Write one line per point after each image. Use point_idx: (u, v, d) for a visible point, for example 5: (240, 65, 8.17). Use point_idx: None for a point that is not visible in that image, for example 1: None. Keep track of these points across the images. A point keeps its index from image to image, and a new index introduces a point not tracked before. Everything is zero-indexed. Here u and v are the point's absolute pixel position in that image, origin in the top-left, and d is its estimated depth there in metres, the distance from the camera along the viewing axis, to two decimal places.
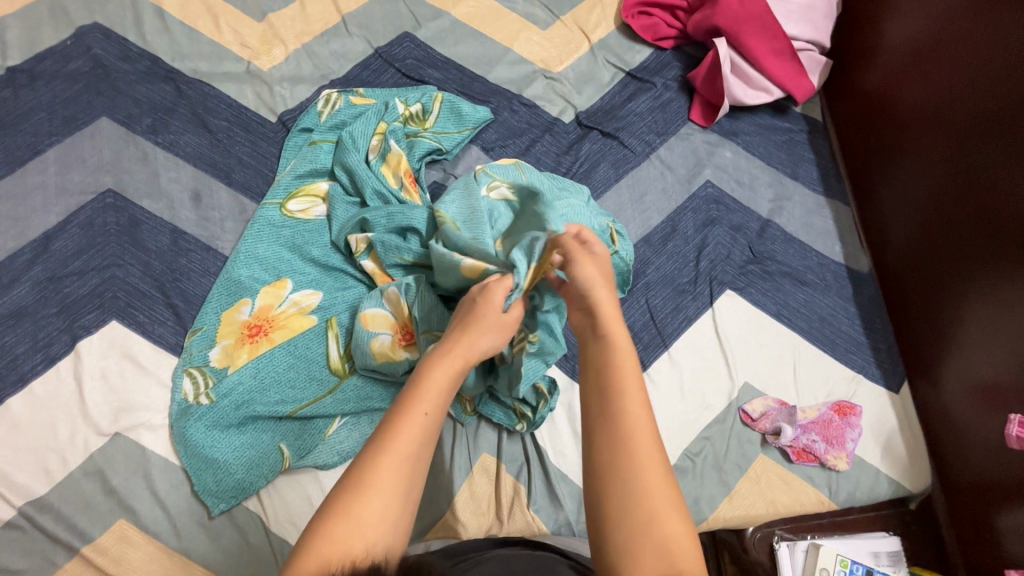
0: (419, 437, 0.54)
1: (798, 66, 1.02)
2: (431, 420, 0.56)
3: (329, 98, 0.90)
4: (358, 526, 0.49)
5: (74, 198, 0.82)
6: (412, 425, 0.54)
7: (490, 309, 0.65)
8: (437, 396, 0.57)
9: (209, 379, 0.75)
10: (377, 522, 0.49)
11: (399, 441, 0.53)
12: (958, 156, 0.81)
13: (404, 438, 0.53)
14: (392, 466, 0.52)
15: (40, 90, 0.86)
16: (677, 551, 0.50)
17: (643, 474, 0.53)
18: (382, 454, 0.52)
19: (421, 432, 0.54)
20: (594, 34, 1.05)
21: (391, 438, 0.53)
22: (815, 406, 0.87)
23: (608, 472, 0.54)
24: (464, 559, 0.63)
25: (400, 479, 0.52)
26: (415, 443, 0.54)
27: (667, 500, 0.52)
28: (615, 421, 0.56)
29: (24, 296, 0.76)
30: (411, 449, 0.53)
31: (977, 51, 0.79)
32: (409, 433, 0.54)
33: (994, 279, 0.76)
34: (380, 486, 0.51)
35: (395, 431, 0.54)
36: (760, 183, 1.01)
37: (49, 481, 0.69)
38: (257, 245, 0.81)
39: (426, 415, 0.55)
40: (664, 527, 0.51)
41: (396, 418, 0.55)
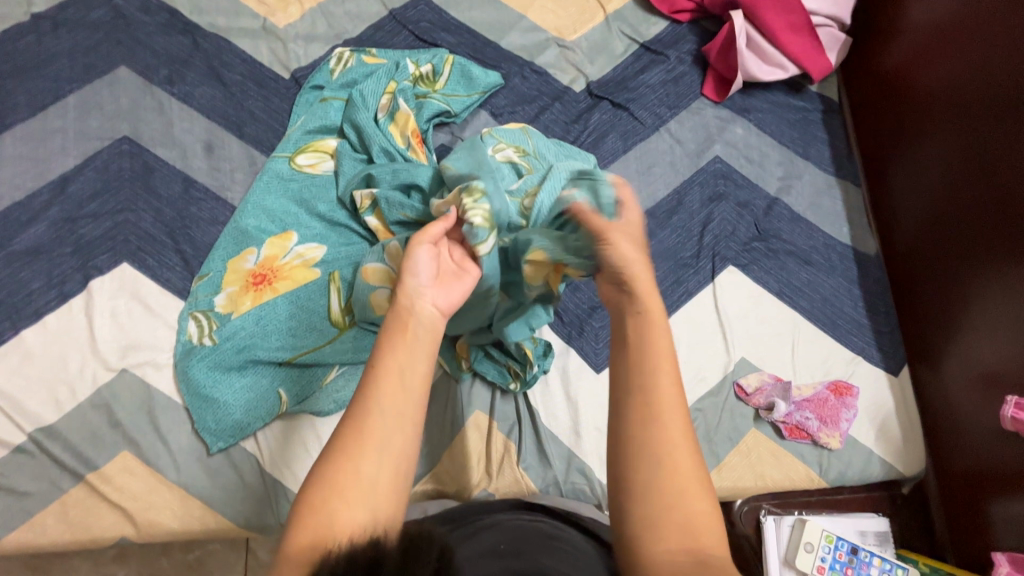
0: (391, 400, 0.50)
1: (816, 43, 1.01)
2: (403, 382, 0.51)
3: (341, 56, 0.91)
4: (341, 500, 0.46)
5: (92, 142, 0.84)
6: (383, 391, 0.50)
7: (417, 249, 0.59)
8: (403, 354, 0.53)
9: (213, 323, 0.77)
10: (364, 493, 0.47)
11: (373, 414, 0.49)
12: (974, 137, 0.79)
13: (377, 406, 0.50)
14: (370, 436, 0.49)
15: (62, 37, 0.88)
16: (702, 529, 0.48)
17: (669, 452, 0.50)
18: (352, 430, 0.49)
19: (390, 394, 0.50)
20: (610, 5, 1.04)
21: (365, 410, 0.50)
22: (811, 384, 0.87)
23: (636, 458, 0.50)
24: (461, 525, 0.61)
25: (380, 450, 0.49)
26: (385, 409, 0.50)
27: (694, 478, 0.49)
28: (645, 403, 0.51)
29: (41, 235, 0.79)
30: (387, 417, 0.50)
31: (999, 30, 0.77)
32: (382, 400, 0.50)
33: (1002, 262, 0.74)
34: (360, 457, 0.48)
35: (365, 400, 0.50)
36: (770, 161, 1.00)
37: (59, 411, 0.72)
38: (266, 197, 0.83)
39: (393, 376, 0.51)
40: (689, 505, 0.49)
41: (365, 387, 0.51)
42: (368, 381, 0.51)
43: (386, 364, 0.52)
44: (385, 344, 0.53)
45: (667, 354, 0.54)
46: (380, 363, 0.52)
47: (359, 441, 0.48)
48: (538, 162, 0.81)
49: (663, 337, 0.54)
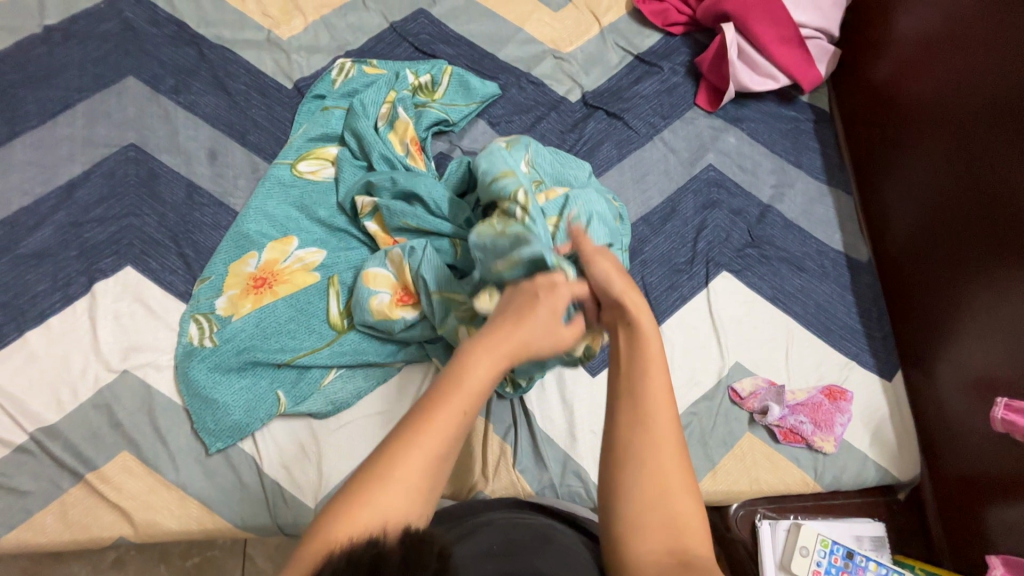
0: (456, 435, 0.51)
1: (805, 55, 1.03)
2: (471, 421, 0.52)
3: (343, 67, 0.94)
4: (389, 506, 0.47)
5: (99, 150, 0.86)
6: (452, 422, 0.50)
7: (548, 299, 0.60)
8: (481, 392, 0.53)
9: (214, 325, 0.78)
10: (410, 505, 0.47)
11: (439, 430, 0.50)
12: (961, 145, 0.81)
13: (443, 434, 0.50)
14: (424, 457, 0.49)
15: (73, 48, 0.91)
16: (685, 528, 0.50)
17: (658, 456, 0.52)
18: (416, 438, 0.49)
19: (460, 428, 0.51)
20: (605, 18, 1.07)
21: (431, 423, 0.50)
22: (805, 388, 0.88)
23: (623, 458, 0.53)
24: (459, 524, 0.60)
25: (427, 475, 0.49)
26: (452, 430, 0.50)
27: (679, 483, 0.52)
28: (638, 409, 0.54)
29: (47, 238, 0.81)
30: (445, 447, 0.50)
31: (984, 41, 0.79)
32: (451, 431, 0.50)
33: (993, 266, 0.75)
34: (406, 477, 0.48)
35: (434, 424, 0.50)
36: (763, 169, 1.02)
37: (61, 411, 0.73)
38: (267, 202, 0.85)
39: (470, 415, 0.52)
40: (674, 503, 0.51)
41: (437, 412, 0.50)
42: (440, 409, 0.51)
43: (466, 401, 0.52)
44: (468, 375, 0.53)
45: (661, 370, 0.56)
46: (460, 387, 0.52)
47: (411, 462, 0.48)
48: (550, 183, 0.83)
49: (656, 356, 0.56)
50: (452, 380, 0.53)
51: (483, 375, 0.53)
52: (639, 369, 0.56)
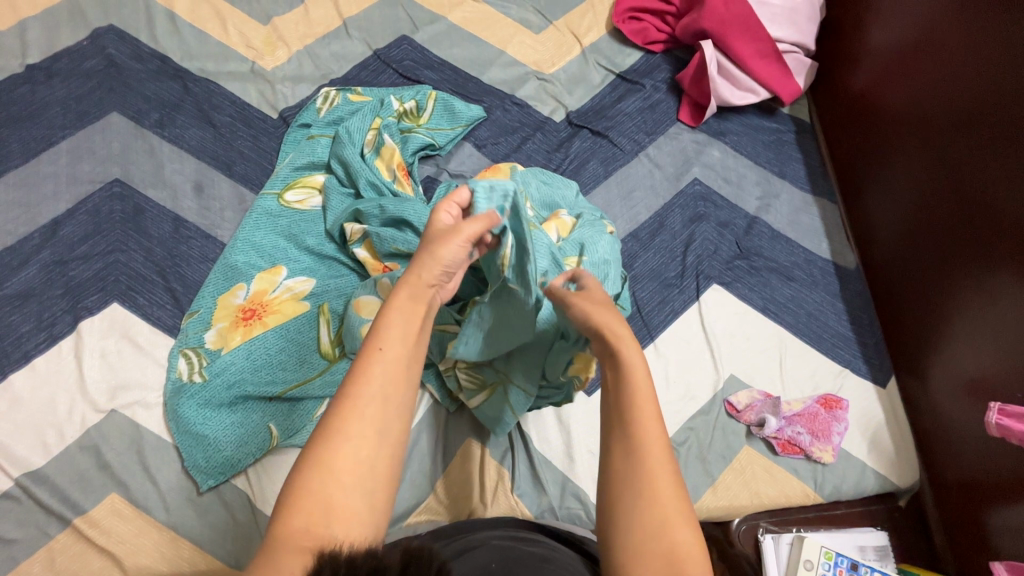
0: (389, 376, 0.51)
1: (783, 68, 1.05)
2: (402, 360, 0.52)
3: (328, 95, 0.94)
4: (339, 483, 0.46)
5: (84, 186, 0.86)
6: (380, 366, 0.51)
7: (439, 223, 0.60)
8: (403, 330, 0.53)
9: (203, 359, 0.77)
10: (364, 475, 0.47)
11: (367, 386, 0.50)
12: (939, 153, 0.82)
13: (375, 381, 0.50)
14: (365, 411, 0.49)
15: (56, 86, 0.91)
16: (687, 560, 0.48)
17: (654, 486, 0.50)
18: (348, 402, 0.49)
19: (391, 369, 0.51)
20: (586, 39, 1.09)
21: (359, 382, 0.50)
22: (801, 398, 0.88)
23: (621, 490, 0.51)
24: (454, 542, 0.60)
25: (374, 428, 0.49)
26: (383, 382, 0.50)
27: (676, 510, 0.50)
28: (628, 442, 0.52)
29: (31, 278, 0.80)
30: (383, 392, 0.50)
31: (957, 52, 0.81)
32: (377, 376, 0.50)
33: (978, 272, 0.76)
34: (353, 435, 0.48)
35: (361, 376, 0.50)
36: (748, 181, 1.03)
37: (47, 454, 0.72)
38: (254, 233, 0.84)
39: (396, 351, 0.52)
40: (671, 533, 0.49)
41: (363, 361, 0.51)
42: (364, 358, 0.52)
43: (385, 340, 0.52)
44: (385, 319, 0.54)
45: (649, 395, 0.54)
46: (381, 338, 0.53)
47: (354, 419, 0.48)
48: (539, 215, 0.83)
49: (642, 382, 0.55)
50: (372, 332, 0.53)
51: (403, 318, 0.54)
52: (625, 399, 0.54)
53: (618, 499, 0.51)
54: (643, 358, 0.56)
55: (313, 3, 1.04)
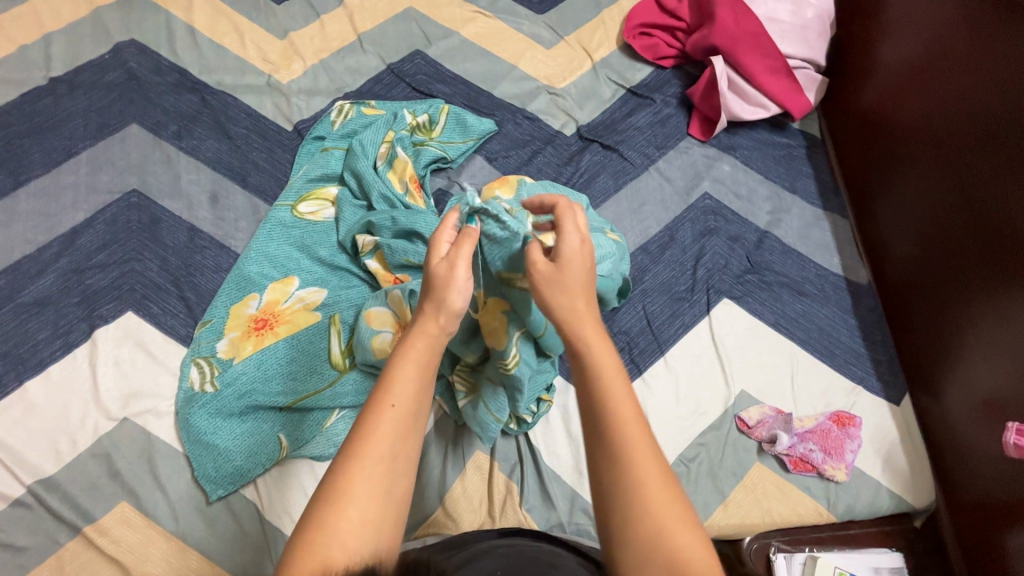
0: (398, 433, 0.50)
1: (793, 83, 1.05)
2: (411, 416, 0.51)
3: (342, 108, 0.96)
4: (340, 540, 0.45)
5: (102, 196, 0.87)
6: (388, 421, 0.50)
7: (436, 255, 0.57)
8: (415, 384, 0.52)
9: (215, 369, 0.78)
10: (368, 533, 0.46)
11: (374, 443, 0.49)
12: (955, 168, 0.82)
13: (385, 437, 0.50)
14: (372, 469, 0.48)
15: (78, 99, 0.93)
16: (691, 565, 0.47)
17: (648, 501, 0.49)
18: (353, 459, 0.48)
19: (401, 425, 0.50)
20: (597, 54, 1.10)
21: (365, 438, 0.49)
22: (813, 415, 0.87)
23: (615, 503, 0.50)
24: (457, 553, 0.59)
25: (380, 487, 0.48)
26: (390, 439, 0.50)
27: (676, 517, 0.49)
28: (614, 453, 0.51)
29: (49, 286, 0.81)
30: (392, 448, 0.49)
31: (971, 68, 0.81)
32: (387, 432, 0.50)
33: (993, 290, 0.75)
34: (360, 493, 0.47)
35: (369, 431, 0.49)
36: (758, 196, 1.03)
37: (58, 462, 0.72)
38: (268, 243, 0.85)
39: (408, 406, 0.51)
40: (676, 542, 0.48)
41: (372, 414, 0.50)
42: (373, 410, 0.51)
43: (396, 395, 0.51)
44: (396, 368, 0.53)
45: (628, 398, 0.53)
46: (389, 392, 0.51)
47: (361, 478, 0.48)
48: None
49: (621, 386, 0.53)
50: (381, 381, 0.52)
51: (414, 369, 0.53)
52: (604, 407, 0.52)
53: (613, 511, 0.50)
54: (615, 358, 0.55)
55: (328, 18, 1.06)
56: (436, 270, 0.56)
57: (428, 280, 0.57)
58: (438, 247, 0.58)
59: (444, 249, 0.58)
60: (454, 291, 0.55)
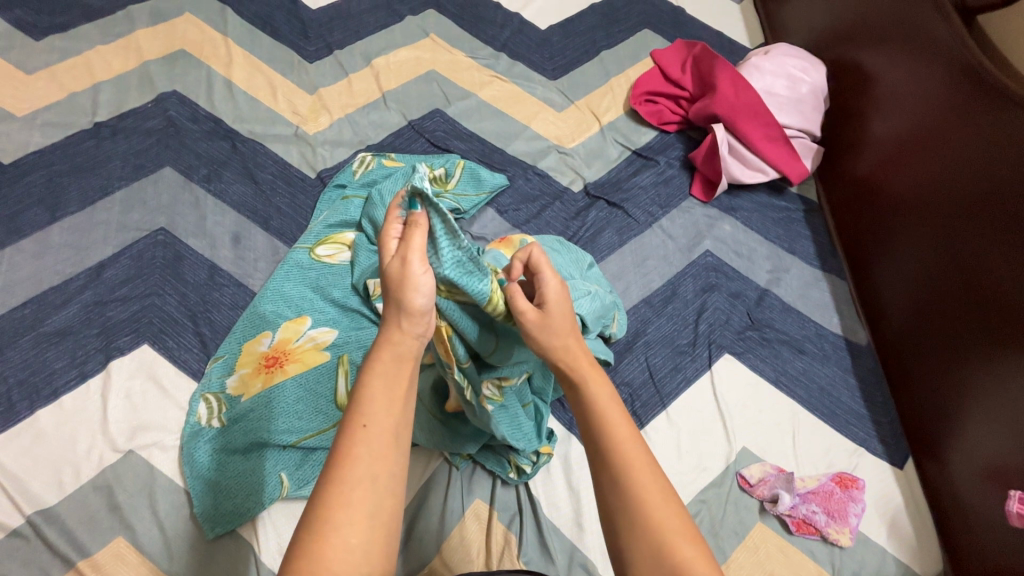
0: (374, 454, 0.50)
1: (791, 151, 1.10)
2: (385, 434, 0.51)
3: (364, 160, 1.01)
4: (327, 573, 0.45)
5: (131, 233, 0.92)
6: (362, 442, 0.50)
7: (387, 253, 0.56)
8: (388, 401, 0.52)
9: (223, 405, 0.80)
10: (357, 560, 0.46)
11: (351, 468, 0.49)
12: (945, 236, 0.86)
13: (360, 461, 0.49)
14: (352, 495, 0.48)
15: (118, 142, 0.99)
16: None
17: (652, 519, 0.51)
18: (332, 486, 0.48)
19: (376, 444, 0.50)
20: (604, 118, 1.17)
21: (342, 464, 0.49)
22: (815, 475, 0.86)
23: (628, 523, 0.52)
24: None
25: (363, 512, 0.48)
26: (368, 460, 0.49)
27: (680, 533, 0.51)
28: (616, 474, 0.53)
29: (72, 316, 0.84)
30: (371, 469, 0.49)
31: (956, 146, 0.86)
32: (362, 457, 0.49)
33: (990, 357, 0.78)
34: (344, 519, 0.47)
35: (345, 456, 0.49)
36: (758, 255, 1.06)
37: (60, 492, 0.73)
38: (284, 284, 0.89)
39: (380, 424, 0.51)
40: (677, 556, 0.50)
41: (347, 439, 0.50)
42: (346, 435, 0.50)
43: (367, 414, 0.51)
44: (363, 387, 0.52)
45: (624, 419, 0.56)
46: (360, 413, 0.51)
47: (343, 505, 0.48)
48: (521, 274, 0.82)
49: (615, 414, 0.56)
50: (352, 402, 0.52)
51: (382, 383, 0.53)
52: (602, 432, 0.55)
53: (624, 547, 0.53)
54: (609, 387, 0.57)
55: (356, 77, 1.14)
56: (390, 268, 0.55)
57: (385, 280, 0.56)
58: (389, 241, 0.57)
59: (395, 243, 0.57)
60: (411, 289, 0.54)
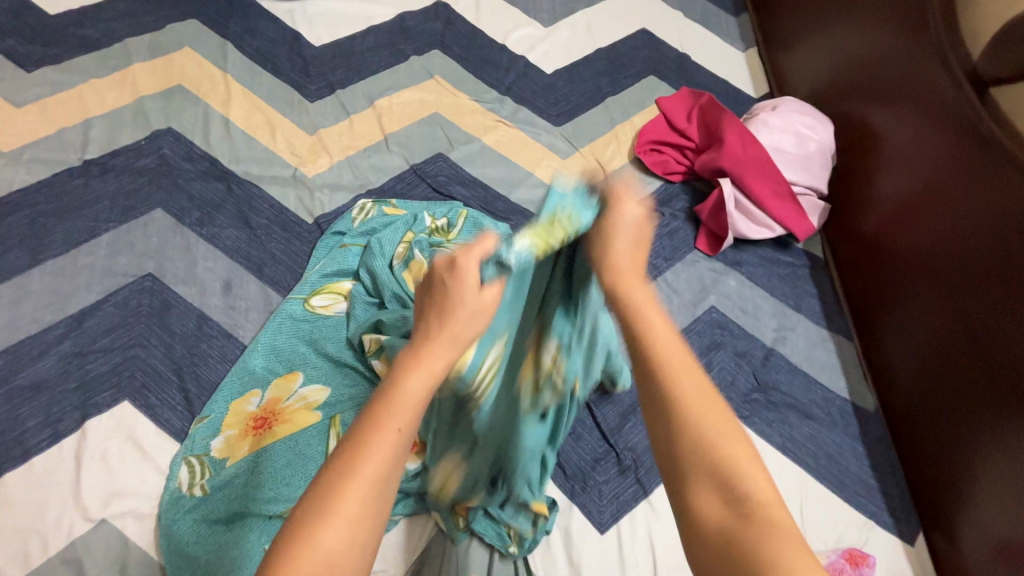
0: (395, 452, 0.44)
1: (797, 207, 1.10)
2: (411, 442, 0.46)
3: (364, 207, 0.99)
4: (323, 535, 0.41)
5: (117, 279, 0.88)
6: (386, 432, 0.44)
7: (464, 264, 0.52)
8: (420, 398, 0.47)
9: (207, 470, 0.75)
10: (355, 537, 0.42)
11: (375, 442, 0.44)
12: (955, 301, 0.85)
13: (380, 444, 0.44)
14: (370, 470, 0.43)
15: (108, 181, 0.96)
16: None
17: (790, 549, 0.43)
18: (359, 454, 0.43)
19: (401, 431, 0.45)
20: (609, 166, 1.15)
21: (370, 430, 0.44)
22: (824, 551, 0.83)
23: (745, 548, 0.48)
24: None
25: (375, 496, 0.43)
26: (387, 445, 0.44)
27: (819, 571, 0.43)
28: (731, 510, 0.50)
29: (48, 369, 0.79)
30: (392, 452, 0.44)
31: (965, 209, 0.86)
32: (388, 458, 0.44)
33: (1002, 435, 0.75)
34: (352, 494, 0.42)
35: (367, 438, 0.44)
36: (764, 312, 1.04)
37: (25, 567, 0.67)
38: (276, 337, 0.85)
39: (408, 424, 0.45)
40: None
41: (370, 420, 0.45)
42: (378, 415, 0.45)
43: (399, 407, 0.45)
44: (402, 371, 0.47)
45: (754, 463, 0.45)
46: (393, 394, 0.46)
47: (354, 494, 0.42)
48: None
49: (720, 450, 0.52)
50: (390, 379, 0.47)
51: (421, 376, 0.47)
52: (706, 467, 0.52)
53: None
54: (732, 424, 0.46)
55: (358, 118, 1.12)
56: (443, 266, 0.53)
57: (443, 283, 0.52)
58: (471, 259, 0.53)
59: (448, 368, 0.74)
60: (471, 282, 0.52)
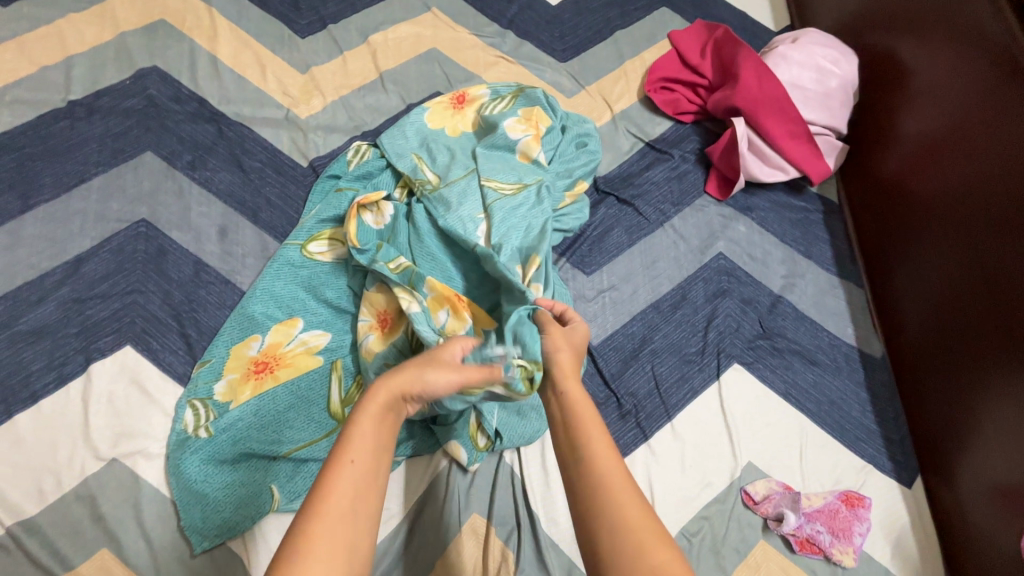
0: (357, 487, 0.51)
1: (814, 149, 1.04)
2: (372, 472, 0.53)
3: (359, 149, 0.95)
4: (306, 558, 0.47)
5: (111, 224, 0.86)
6: (347, 472, 0.51)
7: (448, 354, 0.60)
8: (373, 439, 0.54)
9: (211, 413, 0.75)
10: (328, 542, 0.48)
11: (338, 480, 0.51)
12: (973, 245, 0.81)
13: (344, 479, 0.51)
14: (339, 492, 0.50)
15: (95, 123, 0.92)
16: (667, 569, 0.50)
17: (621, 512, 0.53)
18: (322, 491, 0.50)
19: (359, 479, 0.51)
20: (617, 106, 1.10)
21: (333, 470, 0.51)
22: (821, 493, 0.84)
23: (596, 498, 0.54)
24: None
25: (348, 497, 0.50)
26: (350, 488, 0.51)
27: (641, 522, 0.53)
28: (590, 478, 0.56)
29: (48, 314, 0.79)
30: (355, 479, 0.51)
31: (988, 150, 0.81)
32: (346, 485, 0.51)
33: (1010, 381, 0.74)
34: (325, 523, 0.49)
35: (331, 478, 0.51)
36: (773, 259, 1.01)
37: (41, 502, 0.70)
38: (275, 283, 0.84)
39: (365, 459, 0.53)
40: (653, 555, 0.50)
41: (331, 469, 0.51)
42: (335, 467, 0.52)
43: (355, 450, 0.53)
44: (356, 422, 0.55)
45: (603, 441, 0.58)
46: (349, 445, 0.53)
47: (331, 508, 0.49)
48: (516, 263, 0.82)
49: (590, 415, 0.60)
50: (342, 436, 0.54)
51: (372, 424, 0.55)
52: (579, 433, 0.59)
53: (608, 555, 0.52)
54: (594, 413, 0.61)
55: (352, 55, 1.06)
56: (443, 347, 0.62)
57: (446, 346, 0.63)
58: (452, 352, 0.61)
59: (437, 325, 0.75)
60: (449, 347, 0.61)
